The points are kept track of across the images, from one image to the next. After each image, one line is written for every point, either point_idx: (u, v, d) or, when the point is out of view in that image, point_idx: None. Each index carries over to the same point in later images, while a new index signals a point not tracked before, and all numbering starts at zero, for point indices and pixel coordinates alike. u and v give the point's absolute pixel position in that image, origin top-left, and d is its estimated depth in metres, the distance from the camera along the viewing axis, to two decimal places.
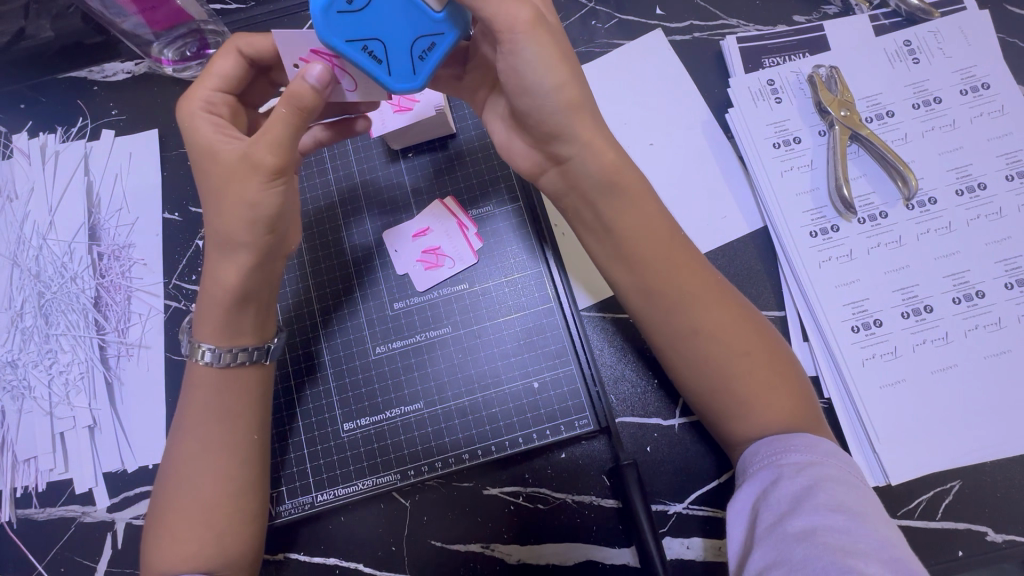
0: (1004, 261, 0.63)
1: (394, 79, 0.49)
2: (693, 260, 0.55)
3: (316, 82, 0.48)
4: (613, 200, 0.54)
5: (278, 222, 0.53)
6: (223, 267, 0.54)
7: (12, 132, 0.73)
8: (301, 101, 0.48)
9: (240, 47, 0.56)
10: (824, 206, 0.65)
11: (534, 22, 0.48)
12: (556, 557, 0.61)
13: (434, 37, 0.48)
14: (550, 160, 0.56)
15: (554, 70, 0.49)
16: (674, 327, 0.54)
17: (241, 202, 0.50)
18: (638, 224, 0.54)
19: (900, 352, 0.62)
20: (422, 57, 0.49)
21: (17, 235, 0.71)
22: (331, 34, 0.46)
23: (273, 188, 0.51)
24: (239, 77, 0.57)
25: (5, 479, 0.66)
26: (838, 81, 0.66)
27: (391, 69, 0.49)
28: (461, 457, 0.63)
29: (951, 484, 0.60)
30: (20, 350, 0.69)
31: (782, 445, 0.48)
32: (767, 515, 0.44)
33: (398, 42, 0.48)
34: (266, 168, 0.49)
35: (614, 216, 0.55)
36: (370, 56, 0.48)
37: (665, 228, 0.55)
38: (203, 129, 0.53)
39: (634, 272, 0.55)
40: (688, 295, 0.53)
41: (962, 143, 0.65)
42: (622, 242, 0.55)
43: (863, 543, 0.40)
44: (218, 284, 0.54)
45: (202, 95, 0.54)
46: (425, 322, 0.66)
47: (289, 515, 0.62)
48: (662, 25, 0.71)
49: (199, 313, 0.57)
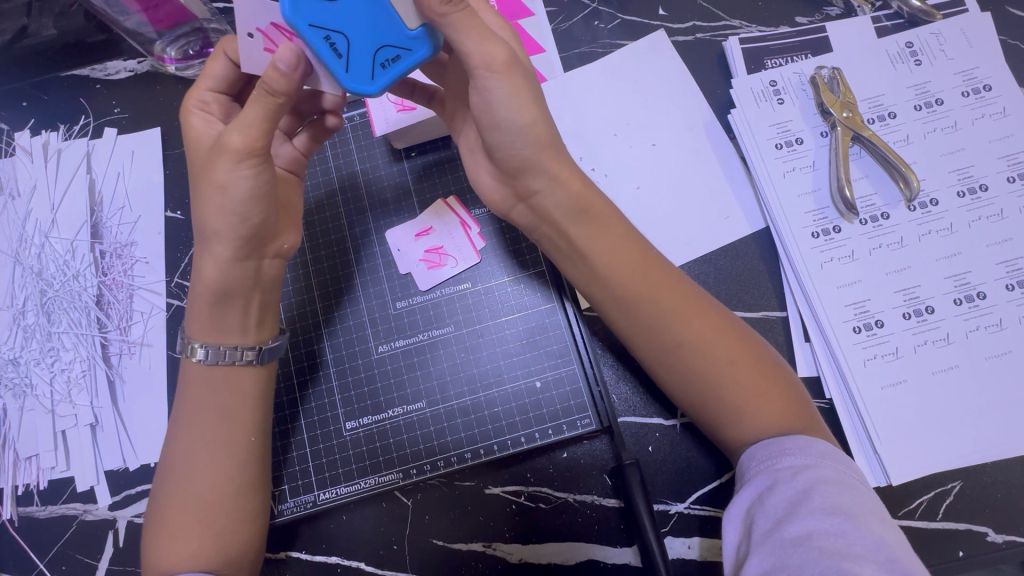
0: (1005, 263, 0.63)
1: (348, 76, 0.48)
2: (673, 275, 0.55)
3: (286, 67, 0.46)
4: (580, 225, 0.56)
5: (251, 210, 0.52)
6: (204, 262, 0.55)
7: (14, 129, 0.73)
8: (271, 85, 0.47)
9: (228, 52, 0.56)
10: (826, 207, 0.66)
11: (508, 63, 0.50)
12: (557, 556, 0.61)
13: (401, 50, 0.49)
14: (517, 196, 0.58)
15: (522, 108, 0.51)
16: (661, 336, 0.54)
17: (216, 184, 0.51)
18: (613, 240, 0.56)
19: (900, 353, 0.62)
20: (382, 66, 0.49)
21: (20, 232, 0.71)
22: (297, 15, 0.46)
23: (242, 170, 0.50)
24: (232, 79, 0.57)
25: (6, 477, 0.66)
26: (839, 82, 0.67)
27: (349, 66, 0.48)
28: (463, 457, 0.62)
29: (951, 484, 0.60)
30: (22, 348, 0.69)
31: (777, 449, 0.49)
32: (763, 519, 0.44)
33: (364, 43, 0.48)
34: (235, 150, 0.49)
35: (586, 241, 0.56)
36: (331, 49, 0.47)
37: (637, 246, 0.56)
38: (199, 128, 0.56)
39: (620, 283, 0.55)
40: (673, 305, 0.54)
41: (963, 145, 0.66)
42: (602, 256, 0.55)
43: (859, 545, 0.40)
44: (201, 281, 0.55)
45: (195, 95, 0.56)
46: (427, 322, 0.66)
47: (290, 514, 0.62)
48: (665, 26, 0.71)
49: (190, 312, 0.57)
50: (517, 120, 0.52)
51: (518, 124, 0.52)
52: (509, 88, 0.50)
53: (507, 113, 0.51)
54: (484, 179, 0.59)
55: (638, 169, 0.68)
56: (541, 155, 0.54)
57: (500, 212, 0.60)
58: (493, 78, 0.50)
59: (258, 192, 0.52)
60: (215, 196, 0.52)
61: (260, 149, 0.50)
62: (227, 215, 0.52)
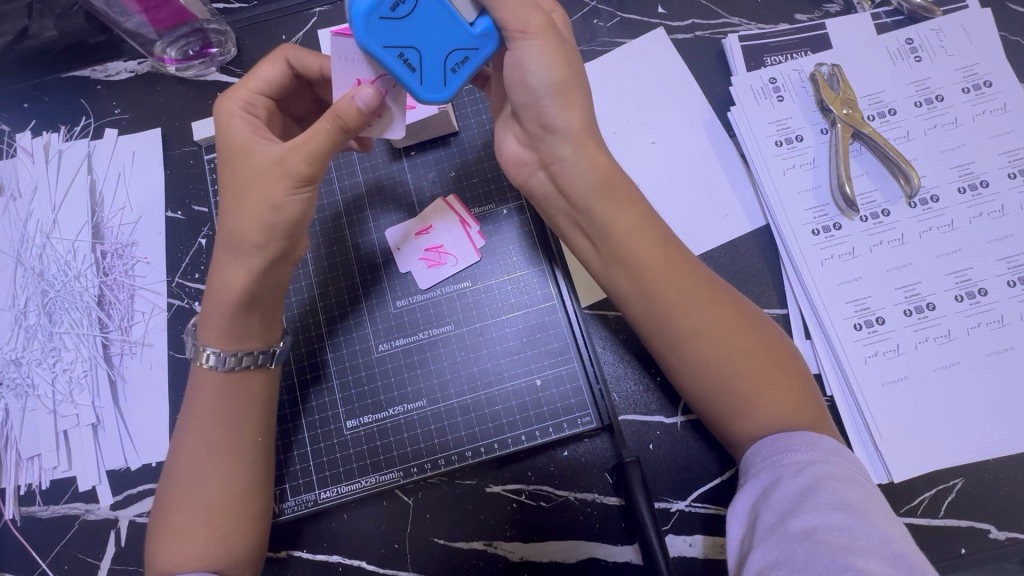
0: (1006, 259, 0.63)
1: (422, 89, 0.48)
2: (693, 266, 0.55)
3: (364, 104, 0.48)
4: (605, 202, 0.54)
5: (295, 230, 0.54)
6: (229, 270, 0.54)
7: (15, 130, 0.74)
8: (346, 120, 0.48)
9: (290, 59, 0.57)
10: (826, 204, 0.66)
11: (545, 27, 0.49)
12: (558, 554, 0.61)
13: (468, 50, 0.49)
14: (539, 163, 0.57)
15: (555, 69, 0.50)
16: (675, 330, 0.53)
17: (268, 203, 0.51)
18: (634, 231, 0.54)
19: (902, 350, 0.62)
20: (453, 69, 0.49)
21: (21, 233, 0.71)
22: (370, 39, 0.46)
23: (298, 195, 0.52)
24: (281, 84, 0.58)
25: (8, 477, 0.66)
26: (840, 79, 0.67)
27: (424, 78, 0.48)
28: (464, 455, 0.63)
29: (954, 481, 0.60)
30: (24, 348, 0.69)
31: (783, 444, 0.48)
32: (768, 514, 0.44)
33: (434, 51, 0.48)
34: (296, 176, 0.51)
35: (610, 218, 0.54)
36: (404, 64, 0.47)
37: (655, 232, 0.55)
38: (240, 127, 0.54)
39: (635, 280, 0.54)
40: (687, 298, 0.53)
41: (964, 142, 0.66)
42: (621, 249, 0.54)
43: (863, 540, 0.40)
44: (224, 288, 0.54)
45: (244, 95, 0.56)
46: (427, 321, 0.66)
47: (292, 513, 0.62)
48: (665, 24, 0.71)
49: (202, 319, 0.57)
50: (547, 79, 0.50)
51: (549, 85, 0.51)
52: (543, 52, 0.49)
53: (539, 74, 0.50)
54: (507, 146, 0.58)
55: (638, 167, 0.68)
56: (564, 122, 0.53)
57: (518, 181, 0.59)
58: (530, 38, 0.49)
59: (306, 216, 0.53)
60: (260, 213, 0.51)
61: (317, 177, 0.52)
62: (269, 230, 0.52)
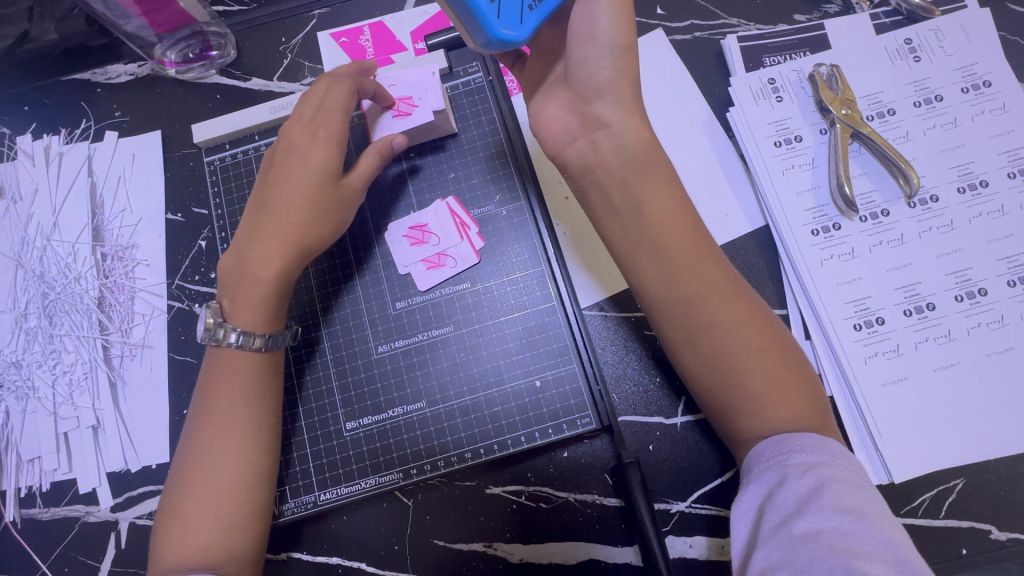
0: (1006, 259, 0.63)
1: (500, 24, 0.45)
2: (718, 255, 0.55)
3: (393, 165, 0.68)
4: (642, 179, 0.55)
5: None
6: (280, 261, 0.58)
7: (16, 133, 0.74)
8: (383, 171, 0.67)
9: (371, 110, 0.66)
10: (825, 205, 0.65)
11: None
12: (559, 555, 0.61)
13: None
14: (583, 127, 0.56)
15: (623, 27, 0.52)
16: (696, 319, 0.53)
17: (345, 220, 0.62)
18: (668, 215, 0.54)
19: (901, 351, 0.62)
20: (529, 9, 0.47)
21: (22, 235, 0.72)
22: None
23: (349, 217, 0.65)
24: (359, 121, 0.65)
25: (9, 479, 0.66)
26: (838, 79, 0.67)
27: (502, 13, 0.45)
28: (463, 457, 0.62)
29: (954, 482, 0.60)
30: (24, 350, 0.69)
31: (789, 445, 0.48)
32: (773, 515, 0.44)
33: None
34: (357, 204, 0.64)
35: (646, 199, 0.54)
36: None
37: (688, 219, 0.55)
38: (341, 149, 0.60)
39: (661, 265, 0.54)
40: (708, 289, 0.53)
41: (963, 142, 0.65)
42: (655, 229, 0.54)
43: (868, 544, 0.40)
44: (278, 277, 0.58)
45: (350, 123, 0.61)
46: (426, 322, 0.66)
47: (292, 514, 0.62)
48: (663, 25, 0.71)
49: (238, 298, 0.57)
50: (614, 35, 0.52)
51: (613, 40, 0.52)
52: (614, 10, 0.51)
53: (607, 29, 0.52)
54: (550, 110, 0.58)
55: None
56: (620, 83, 0.54)
57: (557, 146, 0.59)
58: None
59: None
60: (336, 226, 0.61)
61: None
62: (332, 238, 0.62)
